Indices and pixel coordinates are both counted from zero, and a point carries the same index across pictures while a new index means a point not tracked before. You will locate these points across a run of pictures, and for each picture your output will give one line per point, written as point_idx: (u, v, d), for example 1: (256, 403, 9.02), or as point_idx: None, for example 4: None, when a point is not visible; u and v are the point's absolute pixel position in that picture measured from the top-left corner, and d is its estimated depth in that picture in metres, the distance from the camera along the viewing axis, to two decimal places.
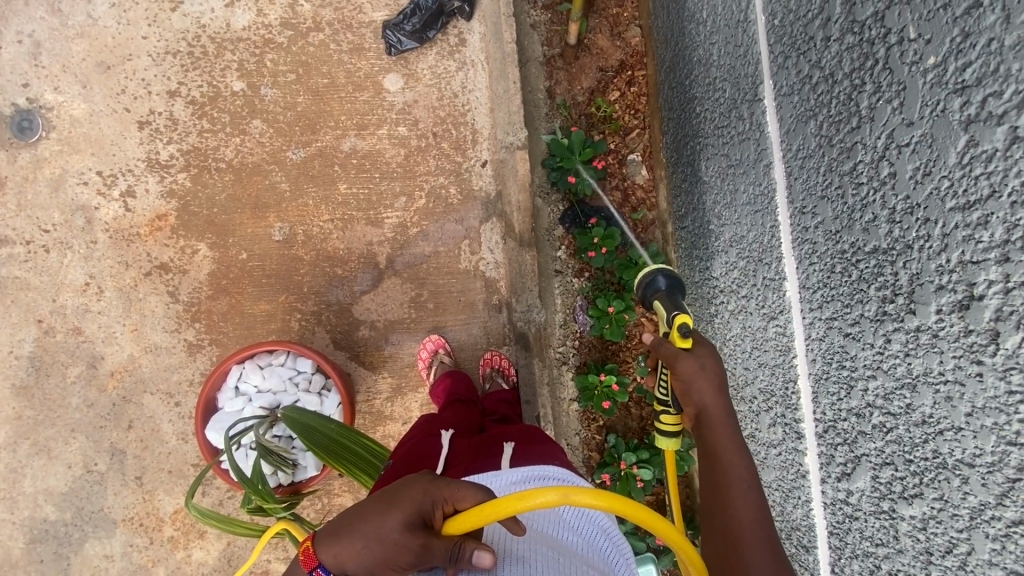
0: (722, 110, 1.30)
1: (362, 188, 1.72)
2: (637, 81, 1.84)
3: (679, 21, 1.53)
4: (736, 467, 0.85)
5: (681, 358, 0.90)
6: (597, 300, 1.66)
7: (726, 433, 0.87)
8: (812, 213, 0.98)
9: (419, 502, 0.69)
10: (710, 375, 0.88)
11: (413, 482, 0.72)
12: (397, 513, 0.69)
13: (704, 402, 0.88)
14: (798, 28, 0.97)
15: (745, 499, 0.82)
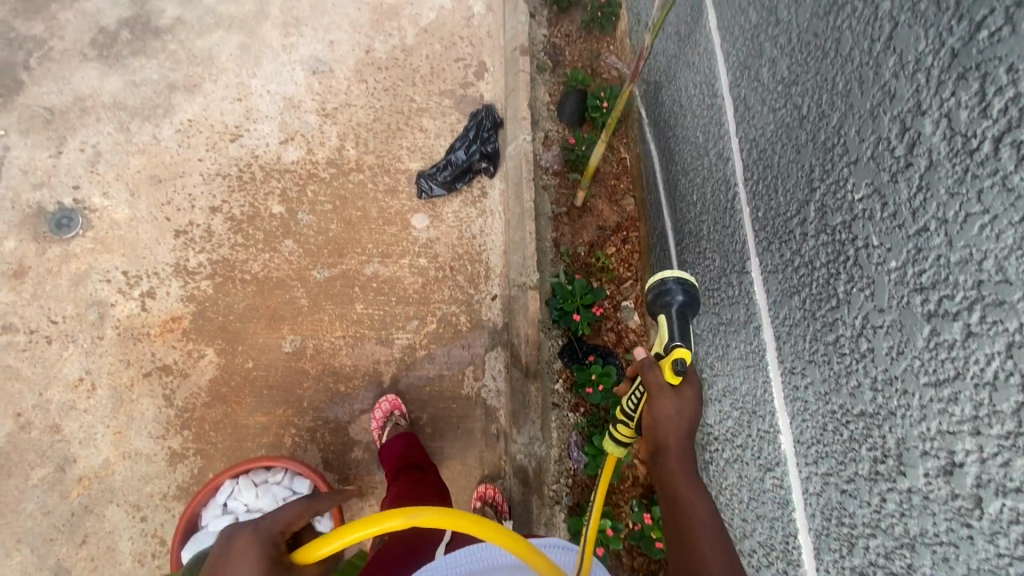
0: (712, 275, 1.50)
1: (377, 309, 1.82)
2: (631, 240, 2.10)
3: (671, 198, 1.81)
4: (693, 500, 1.06)
5: (660, 393, 1.15)
6: (594, 438, 1.69)
7: (683, 472, 1.10)
8: (801, 374, 1.11)
9: (261, 545, 0.70)
10: (675, 419, 1.13)
11: (241, 535, 0.72)
12: (250, 568, 0.67)
13: (671, 436, 1.12)
14: (780, 222, 1.19)
15: (704, 528, 1.02)
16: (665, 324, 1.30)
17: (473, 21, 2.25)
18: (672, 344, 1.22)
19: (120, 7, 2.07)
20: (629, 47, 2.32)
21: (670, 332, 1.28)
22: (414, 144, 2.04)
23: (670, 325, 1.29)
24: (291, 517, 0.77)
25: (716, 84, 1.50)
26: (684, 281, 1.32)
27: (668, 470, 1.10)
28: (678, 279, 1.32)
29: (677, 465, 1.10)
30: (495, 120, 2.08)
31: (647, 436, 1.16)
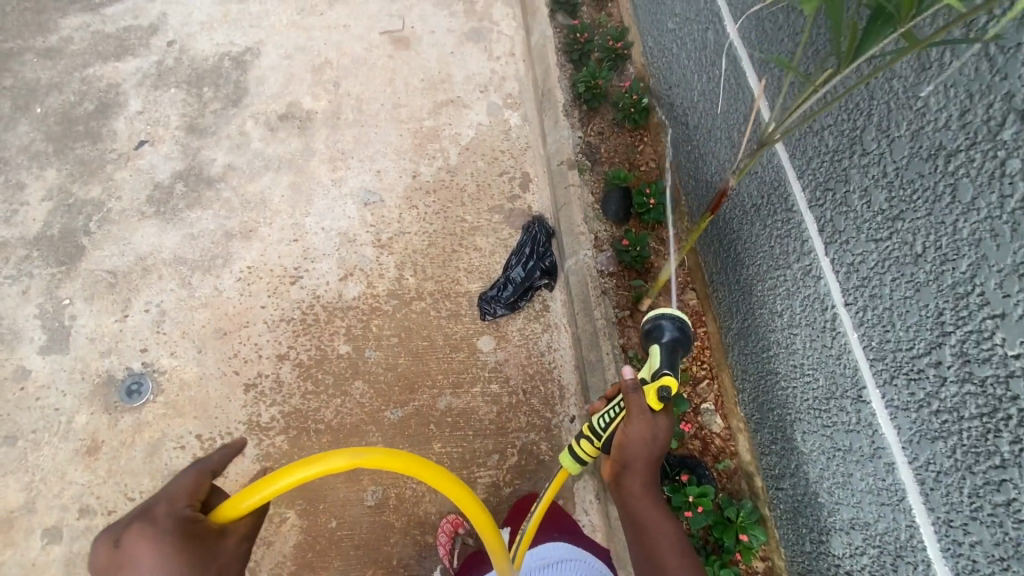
0: (815, 394, 1.44)
1: (456, 446, 1.76)
2: (699, 335, 2.04)
3: (746, 301, 1.75)
4: (657, 520, 1.28)
5: (641, 419, 1.29)
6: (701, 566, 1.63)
7: (640, 489, 1.30)
8: (963, 529, 1.04)
9: (166, 511, 0.91)
10: (647, 446, 1.30)
11: (155, 506, 0.92)
12: (166, 523, 0.89)
13: (634, 455, 1.29)
14: (903, 358, 1.14)
15: (667, 547, 1.25)
16: (657, 353, 1.41)
17: (512, 133, 2.30)
18: (661, 371, 1.35)
19: (173, 162, 2.14)
20: (666, 140, 2.34)
21: (659, 360, 1.41)
22: (470, 265, 2.03)
23: (661, 355, 1.42)
24: (199, 481, 0.99)
25: (790, 198, 1.47)
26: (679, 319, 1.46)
27: (633, 490, 1.30)
28: (674, 317, 1.45)
29: (641, 486, 1.31)
30: (547, 234, 2.09)
31: (615, 453, 1.32)
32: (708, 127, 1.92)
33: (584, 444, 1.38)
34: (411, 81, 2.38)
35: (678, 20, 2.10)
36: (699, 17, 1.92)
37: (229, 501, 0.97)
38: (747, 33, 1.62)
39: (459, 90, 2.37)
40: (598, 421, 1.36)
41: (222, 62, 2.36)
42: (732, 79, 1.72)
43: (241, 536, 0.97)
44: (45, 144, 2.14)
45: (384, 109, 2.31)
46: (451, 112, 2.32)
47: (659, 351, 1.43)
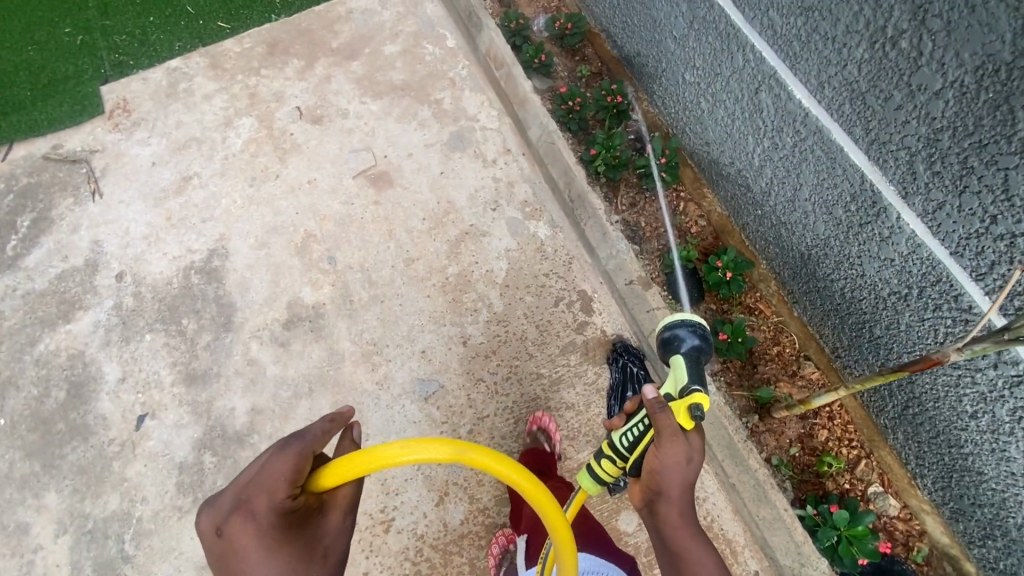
0: None
1: None
2: (836, 412, 1.80)
3: (901, 387, 1.53)
4: (696, 553, 1.12)
5: (674, 446, 1.17)
6: None
7: (678, 517, 1.16)
8: None
9: (273, 494, 0.98)
10: (679, 471, 1.17)
11: (256, 500, 0.97)
12: (272, 506, 0.97)
13: (668, 483, 1.17)
14: None
15: None
16: (681, 364, 1.35)
17: (548, 249, 1.99)
18: (691, 388, 1.29)
19: (187, 428, 1.78)
20: (712, 194, 2.01)
21: (685, 373, 1.35)
22: (573, 428, 1.78)
23: (685, 367, 1.35)
24: (297, 465, 1.00)
25: (966, 303, 1.23)
26: (697, 324, 1.40)
27: (670, 518, 1.16)
28: (691, 323, 1.40)
29: (677, 516, 1.16)
30: (640, 360, 1.83)
31: (646, 479, 1.21)
32: (787, 196, 1.64)
33: (605, 462, 1.34)
34: (412, 225, 2.04)
35: (699, 72, 1.77)
36: (737, 74, 1.61)
37: (335, 468, 1.05)
38: (839, 105, 1.33)
39: (470, 218, 2.04)
40: (620, 438, 1.29)
41: (189, 279, 1.96)
42: (821, 154, 1.44)
43: (341, 505, 1.07)
44: (27, 463, 1.75)
45: (396, 272, 1.96)
46: (473, 248, 2.00)
47: (681, 365, 1.35)
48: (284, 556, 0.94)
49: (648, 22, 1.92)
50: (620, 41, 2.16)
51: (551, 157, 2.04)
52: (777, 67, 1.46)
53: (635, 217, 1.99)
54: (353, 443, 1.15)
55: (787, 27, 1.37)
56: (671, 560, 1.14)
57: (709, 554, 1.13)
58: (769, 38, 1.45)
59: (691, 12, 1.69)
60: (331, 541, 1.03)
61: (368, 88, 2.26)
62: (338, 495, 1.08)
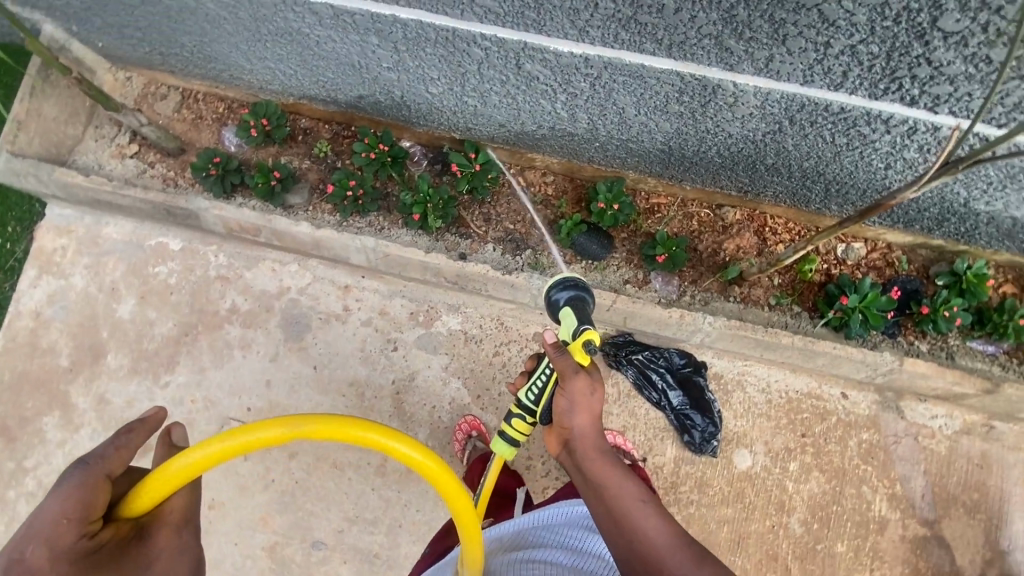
0: (995, 177, 1.38)
1: (844, 527, 1.63)
2: (776, 223, 1.79)
3: (816, 182, 1.57)
4: (618, 481, 0.99)
5: (578, 376, 1.01)
6: (995, 325, 1.60)
7: (595, 453, 1.02)
8: None
9: (63, 539, 0.80)
10: (584, 401, 1.02)
11: (30, 553, 0.79)
12: (61, 547, 0.80)
13: (578, 423, 1.03)
14: None
15: (641, 509, 0.96)
16: (566, 316, 1.10)
17: (471, 332, 1.78)
18: (581, 329, 1.06)
19: None
20: (538, 152, 1.78)
21: (573, 321, 1.10)
22: (641, 442, 1.69)
23: (571, 316, 1.10)
24: (82, 498, 0.82)
25: (837, 108, 1.24)
26: (570, 277, 1.15)
27: (590, 457, 1.02)
28: (564, 280, 1.14)
29: (595, 452, 1.02)
30: (633, 341, 1.77)
31: (557, 422, 1.07)
32: (615, 121, 1.51)
33: (516, 423, 1.19)
34: (344, 438, 1.71)
35: (443, 80, 1.50)
36: (486, 63, 1.37)
37: (147, 482, 0.87)
38: (614, 35, 1.18)
39: (383, 378, 1.74)
40: (529, 394, 1.14)
41: None
42: (626, 78, 1.30)
43: (169, 522, 0.91)
44: None
45: (381, 490, 1.68)
46: (417, 399, 1.73)
47: (567, 311, 1.11)
48: None
49: (346, 69, 1.56)
50: (327, 97, 1.77)
51: (397, 266, 1.76)
52: (524, 39, 1.25)
53: (504, 231, 1.75)
54: (173, 446, 0.97)
55: (508, 4, 1.16)
56: (600, 505, 0.99)
57: (632, 481, 1.00)
58: (494, 21, 1.22)
59: (387, 40, 1.38)
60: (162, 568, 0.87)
61: (154, 366, 1.77)
62: (165, 509, 0.91)
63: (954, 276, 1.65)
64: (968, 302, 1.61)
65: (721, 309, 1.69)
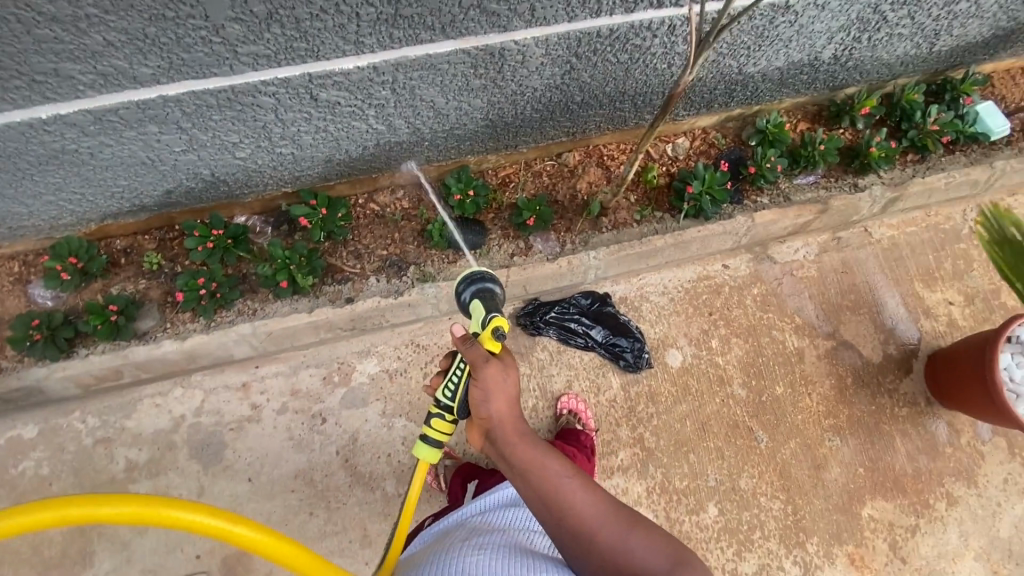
0: (748, 42, 1.62)
1: (775, 371, 1.84)
2: (610, 149, 1.94)
3: (623, 101, 1.72)
4: (543, 460, 0.94)
5: (490, 365, 0.98)
6: (807, 159, 1.86)
7: (518, 437, 0.97)
8: None
9: None
10: (498, 387, 0.99)
11: None
12: None
13: (496, 408, 0.98)
14: None
15: (568, 482, 0.92)
16: (474, 308, 1.07)
17: (392, 366, 1.73)
18: (489, 317, 1.03)
19: None
20: (377, 173, 1.77)
21: (482, 311, 1.06)
22: (589, 387, 1.76)
23: (479, 308, 1.06)
24: None
25: (607, 30, 1.37)
26: (472, 271, 1.12)
27: (511, 440, 0.97)
28: (469, 275, 1.11)
29: (515, 436, 0.97)
30: (542, 303, 1.84)
31: (476, 414, 1.01)
32: (431, 115, 1.54)
33: (436, 423, 1.08)
34: (314, 531, 1.59)
35: (248, 140, 1.42)
36: (282, 107, 1.33)
37: None
38: (390, 36, 1.20)
39: (327, 453, 1.65)
40: (446, 390, 1.06)
41: None
42: (421, 72, 1.33)
43: None
44: None
45: (374, 559, 1.59)
46: (370, 456, 1.66)
47: (475, 305, 1.07)
48: None
49: (137, 168, 1.43)
50: (133, 206, 1.62)
51: (289, 338, 1.66)
52: (306, 71, 1.22)
53: (378, 259, 1.72)
54: None
55: (275, 42, 1.13)
56: (526, 488, 0.94)
57: (554, 456, 0.94)
58: (270, 64, 1.18)
59: (168, 123, 1.29)
60: None
61: (66, 571, 1.52)
62: None
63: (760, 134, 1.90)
64: (779, 149, 1.87)
65: (601, 242, 1.79)
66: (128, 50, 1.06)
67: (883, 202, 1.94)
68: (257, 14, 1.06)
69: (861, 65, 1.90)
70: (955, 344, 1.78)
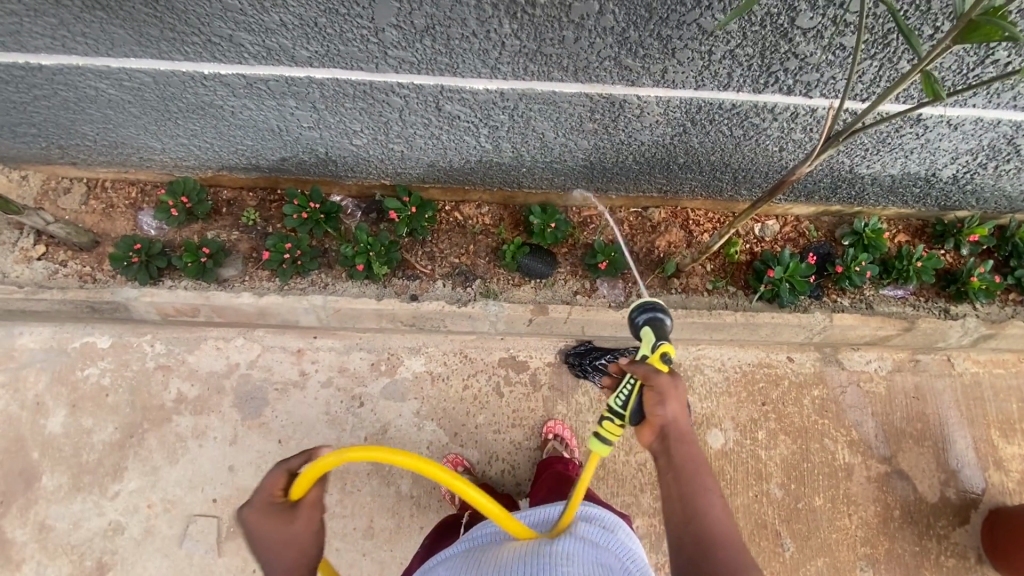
0: (867, 145, 1.59)
1: (817, 482, 1.74)
2: (697, 214, 1.94)
3: (724, 172, 1.73)
4: (699, 474, 0.99)
5: (665, 377, 0.99)
6: (901, 272, 1.79)
7: (683, 443, 1.00)
8: None
9: (267, 504, 0.96)
10: (676, 395, 0.99)
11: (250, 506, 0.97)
12: (259, 510, 0.96)
13: (670, 412, 0.99)
14: (969, 75, 1.26)
15: (714, 500, 0.97)
16: (648, 334, 1.06)
17: (436, 371, 1.77)
18: (663, 338, 1.06)
19: None
20: (469, 184, 1.83)
21: (658, 334, 1.07)
22: (621, 444, 1.75)
23: (656, 332, 1.07)
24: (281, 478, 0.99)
25: (730, 105, 1.38)
26: (649, 302, 1.09)
27: (678, 443, 1.00)
28: (644, 306, 1.09)
29: (679, 440, 1.00)
30: (594, 347, 1.83)
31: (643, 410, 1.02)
32: (537, 145, 1.59)
33: (608, 426, 0.99)
34: (325, 507, 1.63)
35: (367, 131, 1.53)
36: (407, 109, 1.42)
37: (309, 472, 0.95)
38: (524, 68, 1.27)
39: (355, 436, 1.69)
40: (616, 397, 1.01)
41: None
42: (541, 105, 1.39)
43: (316, 505, 0.99)
44: None
45: (373, 553, 1.61)
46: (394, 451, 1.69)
47: (646, 331, 1.07)
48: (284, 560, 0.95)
49: (265, 134, 1.56)
50: (248, 165, 1.75)
51: (349, 319, 1.74)
52: (439, 82, 1.31)
53: (450, 266, 1.79)
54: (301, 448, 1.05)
55: (421, 52, 1.21)
56: (674, 485, 0.99)
57: (710, 471, 1.00)
58: (410, 69, 1.27)
59: (305, 100, 1.40)
60: (316, 548, 0.98)
61: (99, 478, 1.63)
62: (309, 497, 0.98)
63: (855, 235, 1.85)
64: (872, 255, 1.81)
65: (666, 302, 1.80)
66: (297, 34, 1.17)
67: (975, 336, 1.83)
68: (413, 26, 1.14)
69: (981, 191, 1.82)
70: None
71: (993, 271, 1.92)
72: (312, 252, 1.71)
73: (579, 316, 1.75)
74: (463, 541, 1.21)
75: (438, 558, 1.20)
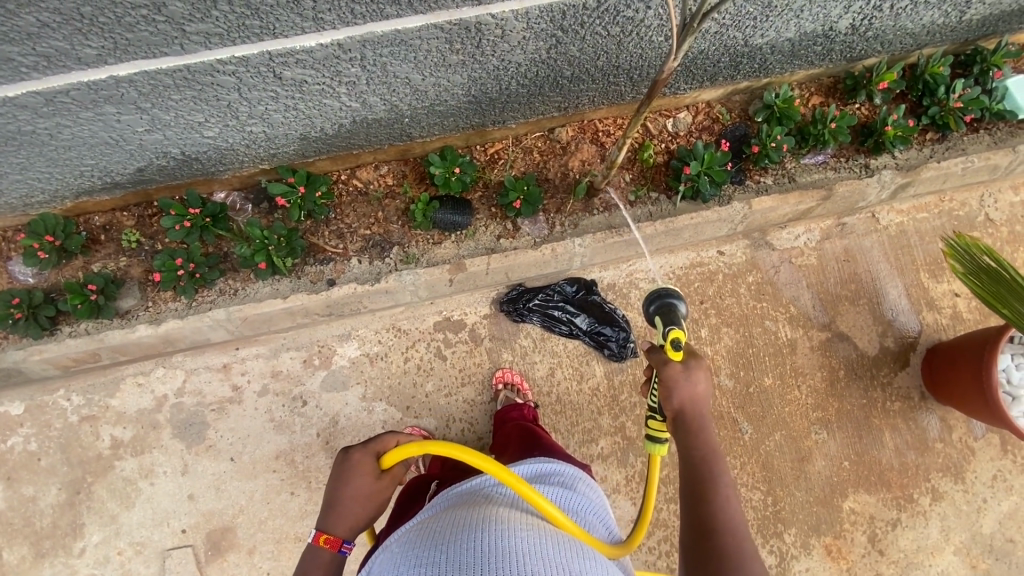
0: (756, 12, 1.48)
1: (765, 364, 1.79)
2: (607, 125, 1.82)
3: (618, 75, 1.60)
4: (714, 462, 1.00)
5: (671, 367, 1.02)
6: (821, 137, 1.71)
7: (699, 431, 1.01)
8: None
9: (365, 458, 1.13)
10: (687, 385, 1.02)
11: (355, 451, 1.15)
12: (359, 456, 1.14)
13: (685, 400, 1.02)
14: None
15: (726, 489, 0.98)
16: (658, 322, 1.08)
17: (373, 351, 1.73)
18: (674, 323, 1.06)
19: None
20: (355, 150, 1.66)
21: (669, 320, 1.07)
22: (572, 375, 1.76)
23: (666, 317, 1.07)
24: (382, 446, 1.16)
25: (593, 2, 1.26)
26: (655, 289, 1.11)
27: (696, 433, 1.01)
28: (652, 294, 1.11)
29: (695, 429, 1.01)
30: (526, 289, 1.79)
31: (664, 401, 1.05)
32: (408, 91, 1.44)
33: (653, 422, 1.05)
34: (296, 509, 1.63)
35: (214, 119, 1.36)
36: (244, 86, 1.25)
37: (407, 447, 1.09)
38: (351, 11, 1.11)
39: (307, 435, 1.66)
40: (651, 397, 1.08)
41: None
42: (391, 48, 1.24)
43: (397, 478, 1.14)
44: None
45: None
46: (349, 439, 1.67)
47: (657, 317, 1.08)
48: (350, 510, 1.11)
49: (102, 148, 1.38)
50: (106, 188, 1.57)
51: (266, 321, 1.65)
52: (264, 49, 1.15)
53: (362, 238, 1.67)
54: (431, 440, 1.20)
55: (223, 19, 1.05)
56: (688, 473, 1.00)
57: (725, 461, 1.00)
58: (224, 41, 1.11)
59: (124, 103, 1.22)
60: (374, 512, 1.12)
61: (60, 540, 1.59)
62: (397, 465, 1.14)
63: (770, 110, 1.74)
64: (787, 126, 1.72)
65: (590, 226, 1.72)
66: (68, 31, 1.00)
67: (893, 187, 1.82)
68: None
69: (884, 34, 1.74)
70: (957, 340, 1.70)
71: (908, 114, 1.86)
72: (205, 262, 1.57)
73: (502, 261, 1.68)
74: (427, 512, 1.07)
75: (393, 536, 1.05)
